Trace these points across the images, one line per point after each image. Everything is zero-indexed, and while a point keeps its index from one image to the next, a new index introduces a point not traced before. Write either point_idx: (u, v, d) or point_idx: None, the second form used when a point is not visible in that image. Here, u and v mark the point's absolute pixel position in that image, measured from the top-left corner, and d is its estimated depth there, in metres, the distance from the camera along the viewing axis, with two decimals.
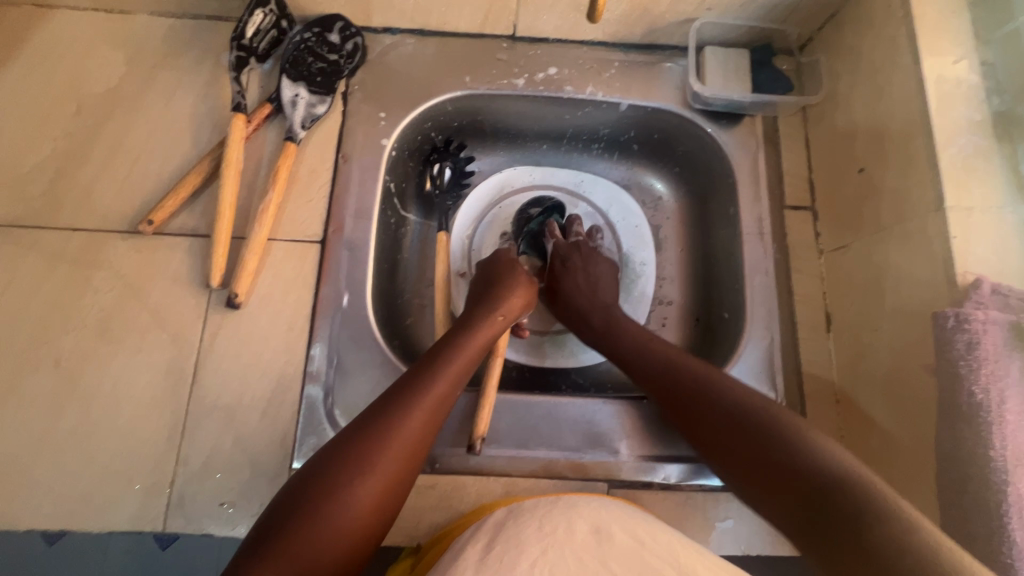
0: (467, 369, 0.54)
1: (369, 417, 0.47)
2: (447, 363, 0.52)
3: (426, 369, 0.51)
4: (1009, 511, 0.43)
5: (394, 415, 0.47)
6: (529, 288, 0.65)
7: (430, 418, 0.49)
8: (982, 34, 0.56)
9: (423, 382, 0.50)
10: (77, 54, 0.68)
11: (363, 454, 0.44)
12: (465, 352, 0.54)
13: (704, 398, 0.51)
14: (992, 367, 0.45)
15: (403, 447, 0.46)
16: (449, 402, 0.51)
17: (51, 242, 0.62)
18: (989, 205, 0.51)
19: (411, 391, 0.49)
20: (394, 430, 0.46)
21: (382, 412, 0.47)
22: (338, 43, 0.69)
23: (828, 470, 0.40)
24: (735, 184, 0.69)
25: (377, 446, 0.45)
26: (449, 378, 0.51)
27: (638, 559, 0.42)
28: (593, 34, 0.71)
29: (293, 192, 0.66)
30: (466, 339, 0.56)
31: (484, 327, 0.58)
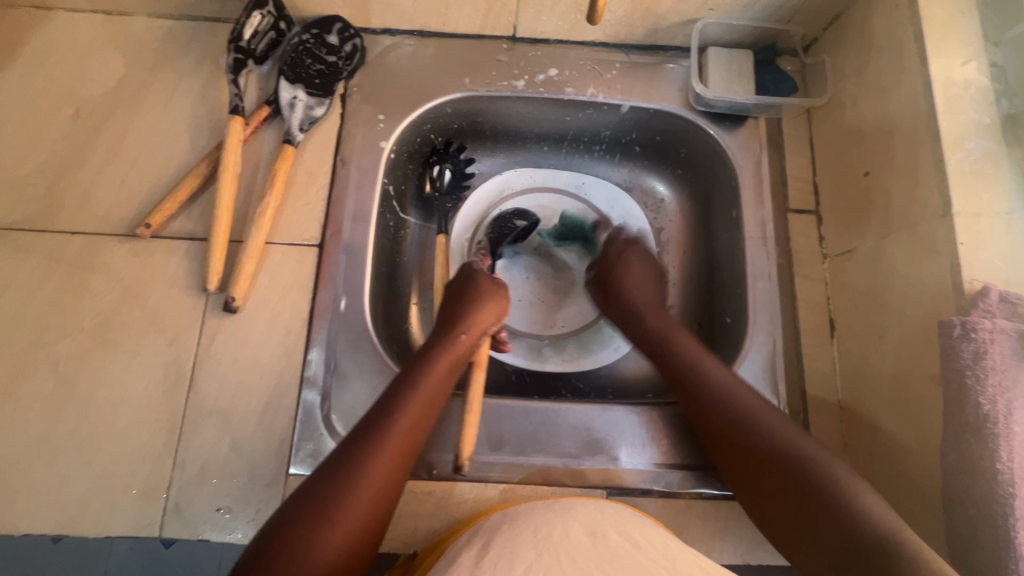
0: (436, 397, 0.53)
1: (334, 459, 0.46)
2: (411, 395, 0.51)
3: (391, 402, 0.50)
4: (1016, 525, 0.42)
5: (357, 456, 0.46)
6: (497, 304, 0.63)
7: (397, 453, 0.48)
8: (991, 35, 0.55)
9: (386, 418, 0.49)
10: (75, 55, 0.68)
11: (328, 499, 0.44)
12: (432, 380, 0.53)
13: (756, 437, 0.52)
14: (998, 377, 0.44)
15: (372, 486, 0.45)
16: (418, 434, 0.50)
17: (49, 244, 0.62)
18: (997, 210, 0.50)
19: (375, 429, 0.48)
20: (360, 471, 0.46)
21: (348, 453, 0.47)
22: (337, 45, 0.68)
23: (867, 531, 0.43)
24: (738, 187, 0.68)
25: (344, 489, 0.44)
26: (416, 411, 0.51)
27: (634, 563, 0.42)
28: (594, 34, 0.70)
29: (291, 195, 0.65)
30: (431, 365, 0.54)
31: (451, 350, 0.57)
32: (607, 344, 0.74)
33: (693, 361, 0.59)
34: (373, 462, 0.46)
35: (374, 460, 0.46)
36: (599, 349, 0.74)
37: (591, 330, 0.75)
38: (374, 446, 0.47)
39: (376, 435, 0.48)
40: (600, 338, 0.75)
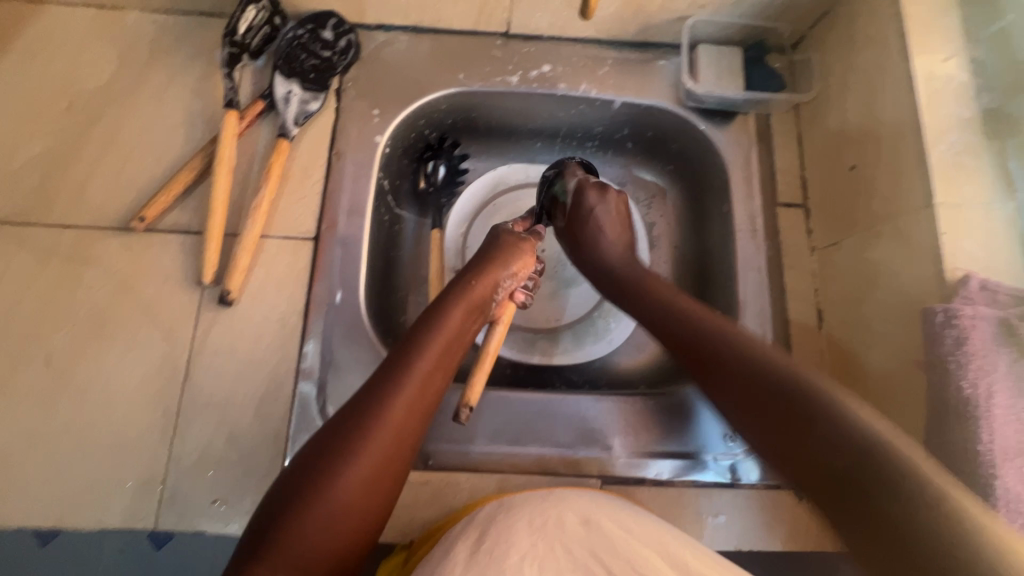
0: (452, 345, 0.51)
1: (352, 406, 0.45)
2: (429, 343, 0.50)
3: (407, 351, 0.49)
4: (997, 504, 0.43)
5: (374, 403, 0.45)
6: (519, 257, 0.61)
7: (417, 398, 0.46)
8: (971, 32, 0.56)
9: (403, 366, 0.47)
10: (68, 49, 0.68)
11: (347, 445, 0.43)
12: (449, 329, 0.52)
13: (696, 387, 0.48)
14: (980, 362, 0.46)
15: (390, 432, 0.44)
16: (437, 381, 0.48)
17: (43, 238, 0.62)
18: (978, 201, 0.51)
19: (394, 376, 0.46)
20: (378, 417, 0.44)
21: (364, 400, 0.45)
22: (332, 40, 0.69)
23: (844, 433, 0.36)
24: (728, 181, 0.70)
25: (361, 436, 0.43)
26: (432, 359, 0.49)
27: (625, 555, 0.43)
28: (587, 31, 0.71)
29: (286, 189, 0.66)
30: (448, 314, 0.53)
31: (467, 300, 0.55)
32: (599, 338, 0.75)
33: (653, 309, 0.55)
34: (389, 406, 0.45)
35: (392, 406, 0.45)
36: (591, 342, 0.75)
37: (584, 323, 0.76)
38: (391, 392, 0.45)
39: (392, 382, 0.46)
40: (593, 331, 0.75)
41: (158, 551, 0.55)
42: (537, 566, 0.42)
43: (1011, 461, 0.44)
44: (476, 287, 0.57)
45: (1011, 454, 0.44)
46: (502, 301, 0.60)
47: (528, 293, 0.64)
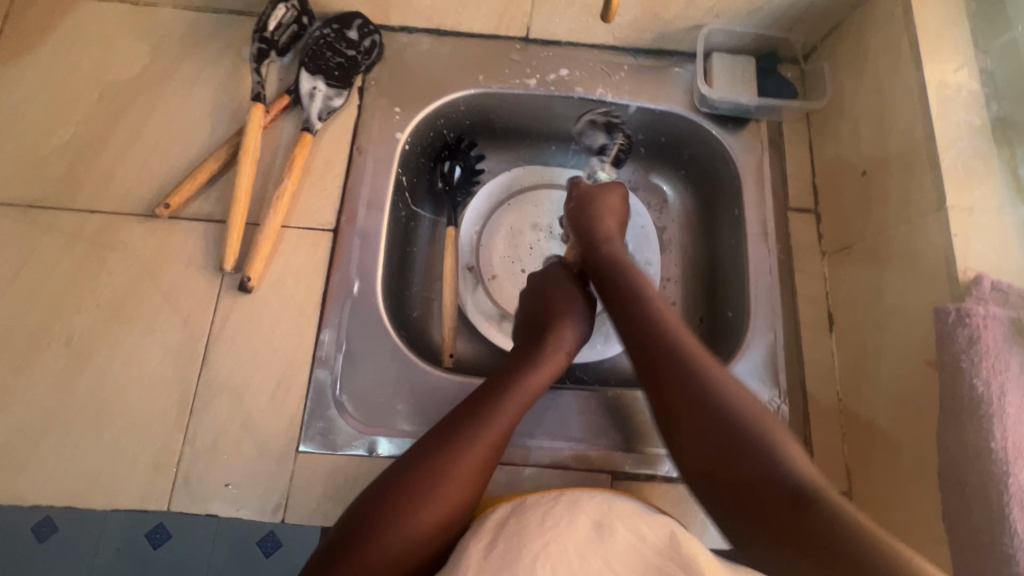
0: (519, 418, 0.54)
1: (398, 478, 0.49)
2: (484, 428, 0.51)
3: (461, 429, 0.51)
4: (1011, 502, 0.43)
5: (421, 483, 0.48)
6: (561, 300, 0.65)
7: (464, 482, 0.49)
8: (982, 43, 0.58)
9: (454, 448, 0.50)
10: (102, 43, 0.70)
11: (394, 517, 0.46)
12: (511, 406, 0.54)
13: (704, 402, 0.51)
14: (992, 360, 0.46)
15: (433, 512, 0.47)
16: (485, 460, 0.50)
17: (69, 222, 0.64)
18: (989, 205, 0.52)
19: (445, 458, 0.49)
20: (422, 498, 0.47)
21: (411, 476, 0.48)
22: (357, 39, 0.70)
23: (789, 477, 0.45)
24: (740, 186, 0.71)
25: (410, 512, 0.46)
26: (496, 435, 0.52)
27: (638, 557, 0.44)
28: (604, 38, 0.73)
29: (308, 182, 0.67)
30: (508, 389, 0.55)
31: (546, 363, 0.59)
32: (610, 337, 0.75)
33: (656, 317, 0.58)
34: (436, 490, 0.48)
35: (438, 489, 0.48)
36: (601, 344, 0.75)
37: (596, 323, 0.76)
38: (441, 475, 0.48)
39: (444, 461, 0.49)
40: (604, 332, 0.75)
41: (154, 550, 0.55)
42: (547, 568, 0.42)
43: (1023, 460, 0.44)
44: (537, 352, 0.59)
45: (1022, 453, 0.44)
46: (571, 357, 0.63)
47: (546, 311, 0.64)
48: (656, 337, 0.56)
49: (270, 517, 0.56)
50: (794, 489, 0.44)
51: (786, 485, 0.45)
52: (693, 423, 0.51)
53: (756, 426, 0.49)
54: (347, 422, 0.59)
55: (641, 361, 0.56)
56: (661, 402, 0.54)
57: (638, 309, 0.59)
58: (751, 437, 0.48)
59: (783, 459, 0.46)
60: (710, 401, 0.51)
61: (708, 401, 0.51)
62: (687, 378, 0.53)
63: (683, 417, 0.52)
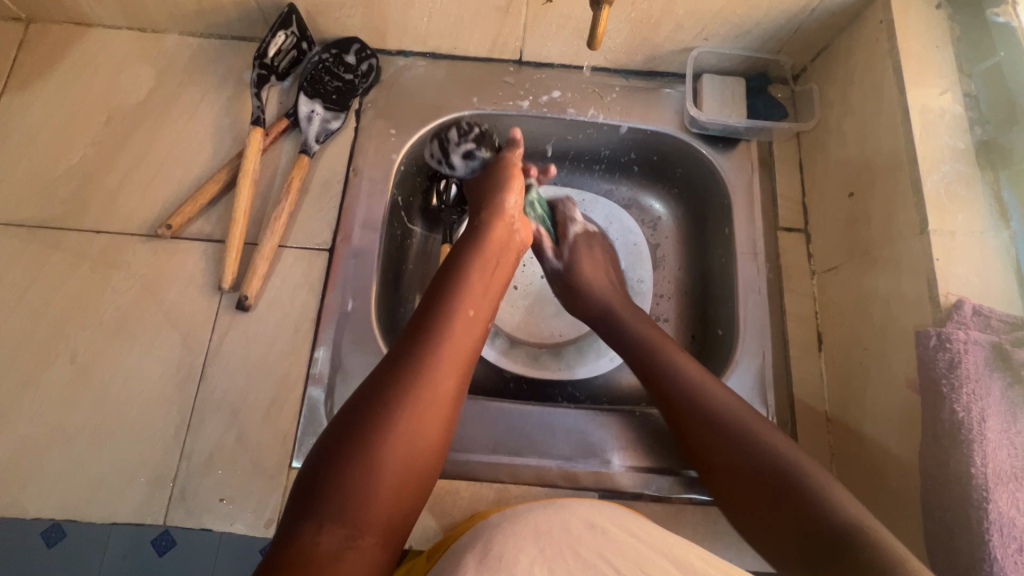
0: (461, 343, 0.49)
1: (349, 422, 0.43)
2: (435, 350, 0.46)
3: (409, 358, 0.46)
4: (990, 529, 0.44)
5: (378, 421, 0.42)
6: (502, 223, 0.60)
7: (425, 412, 0.44)
8: (966, 67, 0.59)
9: (404, 380, 0.44)
10: (110, 68, 0.73)
11: (359, 465, 0.41)
12: (459, 326, 0.49)
13: (733, 454, 0.52)
14: (973, 386, 0.46)
15: (401, 450, 0.42)
16: (446, 385, 0.46)
17: (75, 242, 0.66)
18: (971, 229, 0.53)
19: (399, 390, 0.44)
20: (383, 437, 0.42)
21: (365, 416, 0.43)
22: (354, 64, 0.72)
23: (834, 518, 0.44)
24: (731, 205, 0.72)
25: (375, 456, 0.41)
26: (436, 364, 0.46)
27: (634, 554, 0.44)
28: (595, 60, 0.75)
29: (305, 202, 0.69)
30: (450, 310, 0.49)
31: (475, 276, 0.54)
32: (601, 354, 0.76)
33: (676, 371, 0.58)
34: (395, 426, 0.42)
35: (399, 425, 0.42)
36: (594, 359, 0.76)
37: (588, 338, 0.77)
38: (398, 409, 0.43)
39: (397, 397, 0.43)
40: (596, 347, 0.76)
41: (160, 559, 0.57)
42: (545, 566, 0.42)
43: (1003, 486, 0.44)
44: (478, 269, 0.54)
45: (1003, 478, 0.45)
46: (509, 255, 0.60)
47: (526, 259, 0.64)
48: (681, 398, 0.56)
49: (263, 532, 0.57)
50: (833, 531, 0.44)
51: (820, 526, 0.45)
52: (734, 472, 0.51)
53: (789, 469, 0.49)
54: None
55: (671, 419, 0.57)
56: (705, 459, 0.54)
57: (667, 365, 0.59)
58: (801, 483, 0.47)
59: (828, 499, 0.46)
60: (744, 449, 0.51)
61: (738, 446, 0.52)
62: (723, 434, 0.53)
63: (716, 463, 0.53)
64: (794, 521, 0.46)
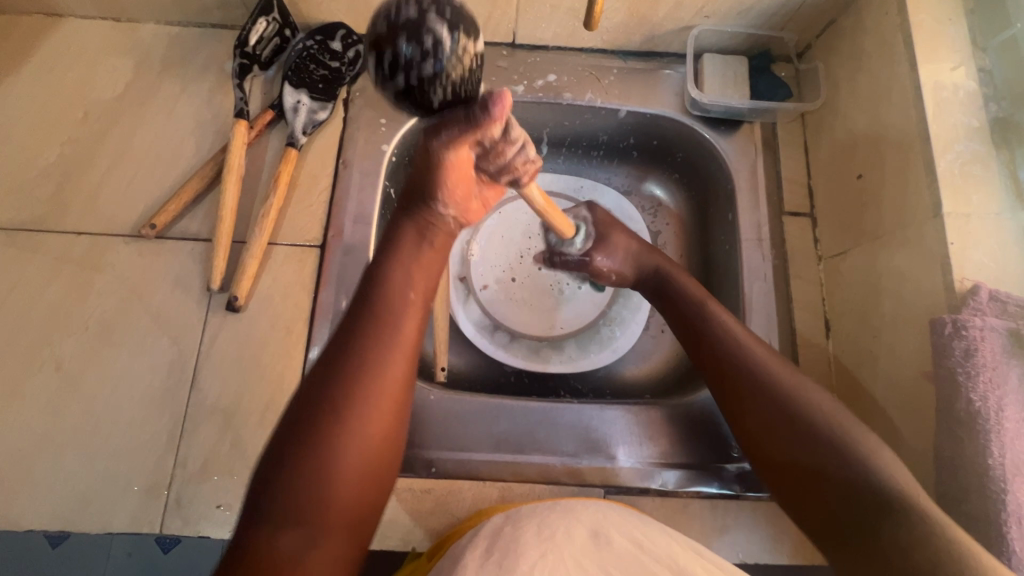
0: (411, 314, 0.46)
1: (295, 429, 0.40)
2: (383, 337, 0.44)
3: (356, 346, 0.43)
4: (1009, 521, 0.42)
5: (329, 426, 0.40)
6: (477, 203, 0.54)
7: (378, 410, 0.42)
8: (980, 40, 0.56)
9: (348, 378, 0.42)
10: (84, 61, 0.70)
11: (313, 472, 0.39)
12: (406, 312, 0.46)
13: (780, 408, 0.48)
14: (990, 374, 0.45)
15: (356, 451, 0.41)
16: (395, 375, 0.43)
17: (56, 244, 0.63)
18: (987, 211, 0.51)
19: (344, 379, 0.42)
20: (334, 442, 0.40)
21: (314, 419, 0.40)
22: (340, 51, 0.69)
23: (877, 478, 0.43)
24: (734, 190, 0.69)
25: (321, 468, 0.39)
26: (386, 346, 0.44)
27: (637, 563, 0.43)
28: (592, 41, 0.72)
29: (294, 197, 0.67)
30: (392, 293, 0.46)
31: (435, 233, 0.51)
32: (603, 347, 0.74)
33: (715, 325, 0.55)
34: (349, 427, 0.41)
35: (348, 433, 0.40)
36: (595, 351, 0.74)
37: (589, 331, 0.75)
38: (344, 409, 0.41)
39: (340, 396, 0.41)
40: (598, 339, 0.74)
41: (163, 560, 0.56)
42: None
43: (1022, 476, 0.43)
44: (414, 236, 0.50)
45: (1021, 469, 0.43)
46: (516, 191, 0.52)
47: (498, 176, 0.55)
48: (721, 344, 0.54)
49: None
50: (885, 496, 0.42)
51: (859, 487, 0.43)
52: (767, 421, 0.49)
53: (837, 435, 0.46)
54: None
55: (704, 362, 0.55)
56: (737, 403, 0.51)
57: (701, 319, 0.56)
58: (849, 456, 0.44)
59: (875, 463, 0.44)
60: (794, 414, 0.48)
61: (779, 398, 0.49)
62: (763, 387, 0.50)
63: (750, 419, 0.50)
64: (817, 490, 0.45)
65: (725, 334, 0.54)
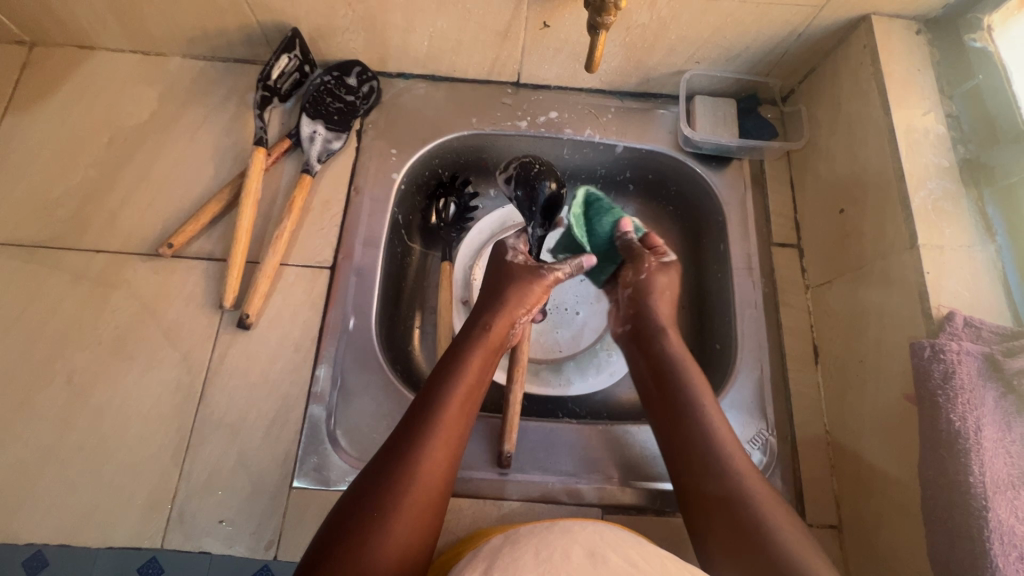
0: (460, 424, 0.52)
1: (345, 520, 0.45)
2: (433, 435, 0.50)
3: (409, 440, 0.49)
4: (991, 537, 0.44)
5: (381, 509, 0.45)
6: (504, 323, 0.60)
7: (420, 507, 0.47)
8: (946, 89, 0.61)
9: (404, 474, 0.47)
10: (113, 90, 0.74)
11: (356, 563, 0.42)
12: (451, 422, 0.51)
13: (728, 491, 0.50)
14: (967, 396, 0.47)
15: (402, 532, 0.45)
16: (440, 471, 0.49)
17: (74, 261, 0.66)
18: (959, 243, 0.55)
19: (402, 468, 0.48)
20: (381, 536, 0.44)
21: (362, 513, 0.45)
22: (356, 86, 0.74)
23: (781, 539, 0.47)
24: (725, 221, 0.73)
25: (371, 545, 0.44)
26: (441, 447, 0.50)
27: None
28: (591, 82, 0.77)
29: (307, 221, 0.70)
30: (445, 404, 0.52)
31: (484, 344, 0.58)
32: (600, 369, 0.76)
33: (689, 399, 0.57)
34: (394, 512, 0.45)
35: (396, 515, 0.45)
36: (593, 374, 0.76)
37: (586, 354, 0.78)
38: (391, 508, 0.46)
39: (394, 483, 0.47)
40: (595, 363, 0.77)
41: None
42: None
43: (1002, 494, 0.45)
44: (474, 356, 0.56)
45: (1000, 486, 0.46)
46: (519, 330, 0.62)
47: None
48: (690, 418, 0.56)
49: (263, 554, 0.56)
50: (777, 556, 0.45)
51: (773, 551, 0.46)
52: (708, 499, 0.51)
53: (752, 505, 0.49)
54: (341, 457, 0.60)
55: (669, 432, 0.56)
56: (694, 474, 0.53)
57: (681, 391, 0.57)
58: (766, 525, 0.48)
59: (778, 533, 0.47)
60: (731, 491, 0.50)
61: (727, 473, 0.51)
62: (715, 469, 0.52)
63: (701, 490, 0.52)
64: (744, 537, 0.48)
65: (698, 410, 0.56)
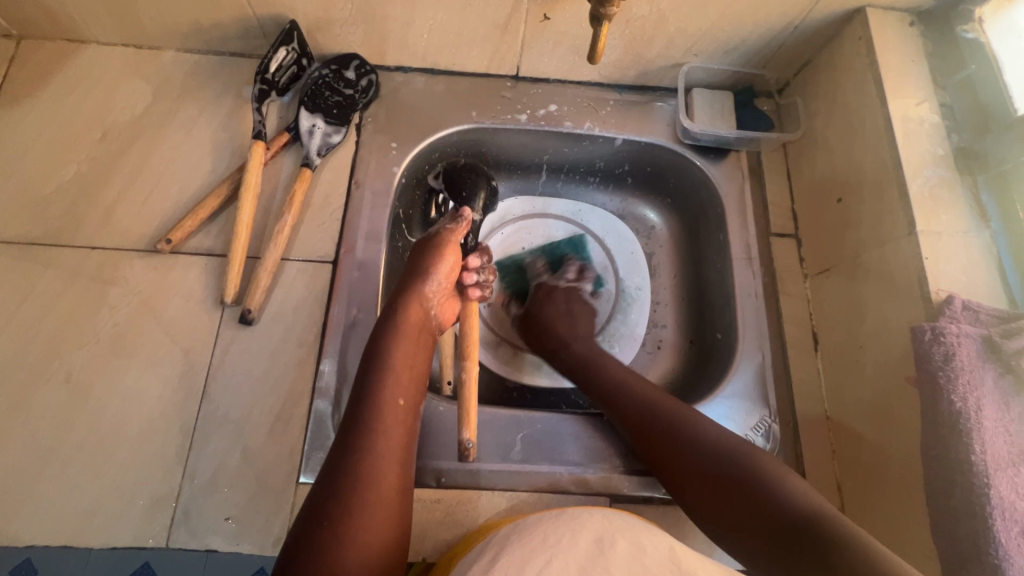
0: (400, 417, 0.52)
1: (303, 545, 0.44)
2: (373, 432, 0.50)
3: (350, 443, 0.49)
4: (994, 514, 0.45)
5: (339, 518, 0.45)
6: (419, 306, 0.59)
7: (378, 505, 0.47)
8: (939, 79, 0.63)
9: (353, 479, 0.47)
10: (105, 84, 0.73)
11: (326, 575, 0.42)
12: (390, 416, 0.51)
13: (718, 461, 0.52)
14: (968, 376, 0.48)
15: (365, 533, 0.45)
16: (390, 466, 0.49)
17: (69, 259, 0.64)
18: (955, 229, 0.56)
19: (350, 472, 0.47)
20: (341, 550, 0.44)
21: (320, 532, 0.44)
22: (354, 79, 0.74)
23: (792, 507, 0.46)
24: (725, 212, 0.74)
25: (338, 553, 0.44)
26: (385, 444, 0.50)
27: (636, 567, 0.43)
28: (590, 76, 0.77)
29: (308, 215, 0.69)
30: (380, 400, 0.52)
31: (406, 332, 0.57)
32: None
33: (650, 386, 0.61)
34: (353, 519, 0.45)
35: (355, 519, 0.45)
36: None
37: None
38: (344, 517, 0.45)
39: (345, 488, 0.46)
40: None
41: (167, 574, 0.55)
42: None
43: (1002, 471, 0.46)
44: (399, 345, 0.56)
45: (1001, 464, 0.47)
46: (440, 307, 0.61)
47: (481, 285, 0.65)
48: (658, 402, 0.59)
49: (271, 551, 0.56)
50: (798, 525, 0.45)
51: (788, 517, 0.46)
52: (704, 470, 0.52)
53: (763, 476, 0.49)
54: None
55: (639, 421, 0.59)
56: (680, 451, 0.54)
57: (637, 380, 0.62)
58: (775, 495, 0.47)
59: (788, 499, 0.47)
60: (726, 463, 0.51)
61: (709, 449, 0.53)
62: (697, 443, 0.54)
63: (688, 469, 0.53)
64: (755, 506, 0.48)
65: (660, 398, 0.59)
